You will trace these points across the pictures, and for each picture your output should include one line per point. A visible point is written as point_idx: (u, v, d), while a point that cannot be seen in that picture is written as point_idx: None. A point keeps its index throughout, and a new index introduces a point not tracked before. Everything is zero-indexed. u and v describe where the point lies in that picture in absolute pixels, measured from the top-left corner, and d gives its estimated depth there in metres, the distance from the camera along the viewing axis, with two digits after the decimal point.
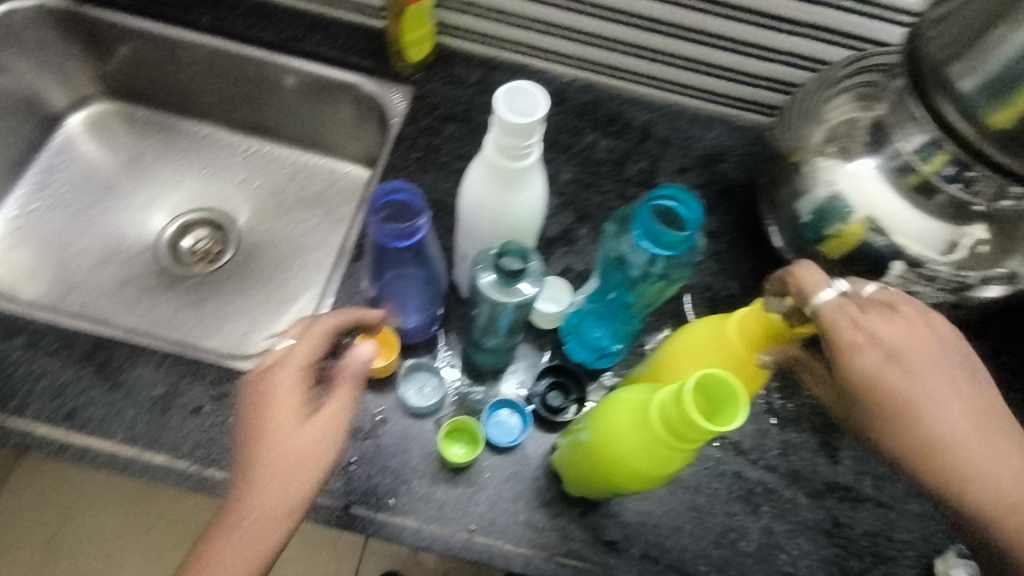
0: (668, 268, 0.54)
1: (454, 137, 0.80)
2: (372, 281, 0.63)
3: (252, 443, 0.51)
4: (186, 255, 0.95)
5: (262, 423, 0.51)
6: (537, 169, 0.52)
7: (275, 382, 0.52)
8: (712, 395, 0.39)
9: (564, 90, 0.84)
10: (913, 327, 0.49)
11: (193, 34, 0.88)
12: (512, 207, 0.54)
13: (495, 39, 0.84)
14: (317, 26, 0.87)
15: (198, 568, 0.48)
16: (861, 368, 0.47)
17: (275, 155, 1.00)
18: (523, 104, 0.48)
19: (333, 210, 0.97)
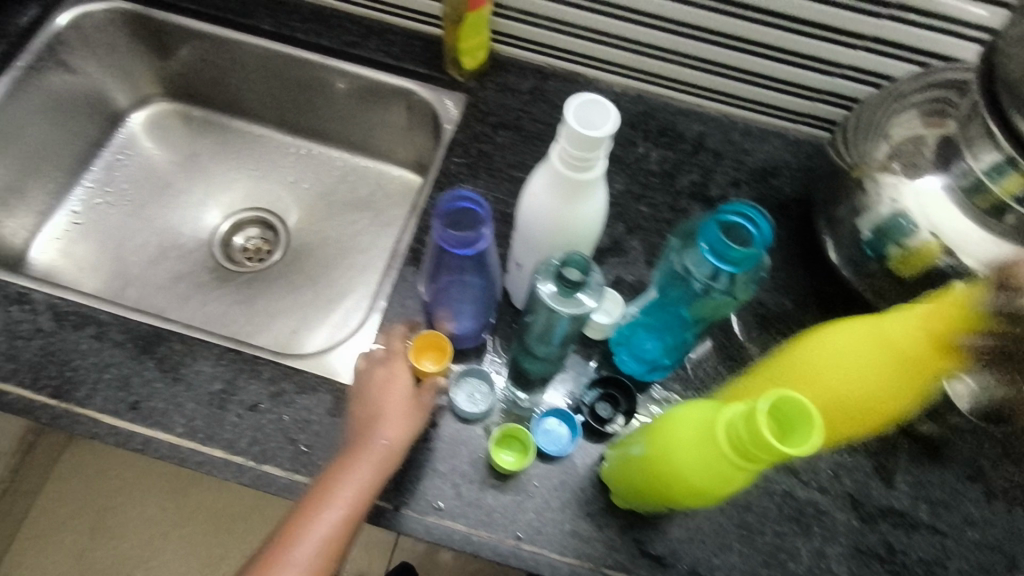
0: (731, 283, 0.53)
1: (507, 145, 0.81)
2: (428, 284, 0.64)
3: (364, 414, 0.59)
4: (237, 253, 0.98)
5: (374, 398, 0.60)
6: (601, 182, 0.52)
7: (388, 366, 0.62)
8: (784, 419, 0.39)
9: (616, 100, 0.85)
10: None
11: (252, 37, 0.89)
12: (572, 218, 0.54)
13: (550, 47, 0.84)
14: (374, 32, 0.87)
15: (301, 520, 0.52)
16: None
17: (326, 158, 1.03)
18: (592, 116, 0.48)
19: (380, 212, 1.00)
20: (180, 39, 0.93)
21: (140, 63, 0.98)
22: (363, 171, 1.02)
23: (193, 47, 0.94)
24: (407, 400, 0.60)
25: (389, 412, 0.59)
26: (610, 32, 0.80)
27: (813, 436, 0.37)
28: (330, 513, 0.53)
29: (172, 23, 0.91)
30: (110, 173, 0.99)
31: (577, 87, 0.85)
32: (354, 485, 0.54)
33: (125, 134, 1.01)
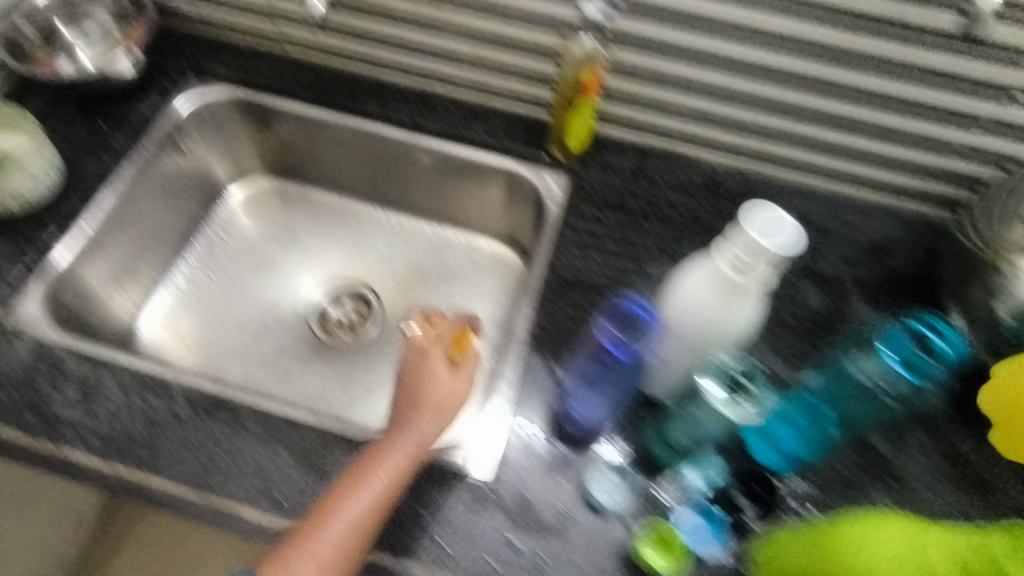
0: (911, 395, 0.58)
1: (614, 224, 0.82)
2: (575, 372, 0.68)
3: (411, 397, 0.64)
4: (334, 326, 0.97)
5: (423, 387, 0.65)
6: (757, 292, 0.60)
7: (431, 356, 0.66)
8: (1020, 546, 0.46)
9: (716, 176, 0.85)
10: None
11: (360, 120, 0.91)
12: (717, 320, 0.60)
13: (648, 129, 0.86)
14: (477, 114, 0.90)
15: (325, 515, 0.57)
16: None
17: (416, 231, 1.04)
18: (773, 232, 0.56)
19: (472, 284, 1.00)
20: (283, 123, 0.94)
21: (241, 143, 0.99)
22: (453, 243, 1.03)
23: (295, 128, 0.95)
24: (455, 387, 0.66)
25: (410, 404, 0.64)
26: (715, 113, 0.81)
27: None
28: (353, 506, 0.58)
29: (279, 106, 0.93)
30: (212, 248, 1.01)
31: (678, 166, 0.86)
32: (389, 470, 0.59)
33: (223, 210, 1.03)
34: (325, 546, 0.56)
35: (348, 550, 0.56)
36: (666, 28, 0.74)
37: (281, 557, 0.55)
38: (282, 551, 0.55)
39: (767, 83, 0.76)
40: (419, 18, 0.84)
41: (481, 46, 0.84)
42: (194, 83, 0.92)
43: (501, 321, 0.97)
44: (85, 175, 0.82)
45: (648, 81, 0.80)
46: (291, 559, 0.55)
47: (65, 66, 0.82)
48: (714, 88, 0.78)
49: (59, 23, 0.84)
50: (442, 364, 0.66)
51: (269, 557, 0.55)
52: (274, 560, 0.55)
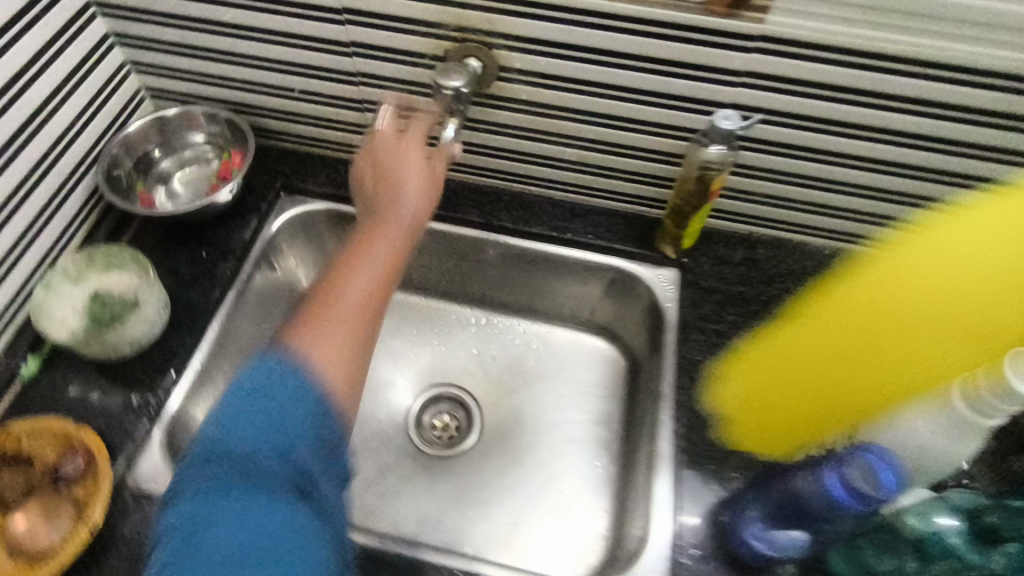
0: None
1: (739, 322, 0.80)
2: (772, 505, 0.62)
3: (365, 185, 0.69)
4: (431, 435, 0.96)
5: (377, 154, 0.69)
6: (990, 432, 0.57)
7: (389, 156, 0.69)
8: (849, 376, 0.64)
9: (829, 263, 0.85)
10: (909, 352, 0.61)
11: (463, 229, 0.87)
12: (901, 426, 0.59)
13: (762, 221, 0.84)
14: (577, 214, 0.88)
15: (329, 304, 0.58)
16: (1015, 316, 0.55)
17: (505, 326, 1.03)
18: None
19: (573, 380, 0.98)
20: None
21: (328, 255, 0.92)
22: (543, 335, 1.02)
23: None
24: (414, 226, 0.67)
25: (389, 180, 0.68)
26: (834, 206, 0.79)
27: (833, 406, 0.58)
28: (344, 310, 0.57)
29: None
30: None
31: (791, 253, 0.86)
32: (380, 257, 0.62)
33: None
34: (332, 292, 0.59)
35: (365, 318, 0.58)
36: (801, 132, 0.70)
37: (310, 318, 0.57)
38: (304, 313, 0.58)
39: (904, 178, 0.73)
40: (527, 126, 0.77)
41: (594, 153, 0.79)
42: (283, 200, 0.88)
43: (606, 417, 0.95)
44: (189, 313, 0.77)
45: (774, 179, 0.77)
46: (321, 310, 0.57)
47: (164, 201, 0.84)
48: (844, 184, 0.75)
49: (154, 151, 0.84)
50: (410, 147, 0.70)
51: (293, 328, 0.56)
52: (303, 322, 0.56)
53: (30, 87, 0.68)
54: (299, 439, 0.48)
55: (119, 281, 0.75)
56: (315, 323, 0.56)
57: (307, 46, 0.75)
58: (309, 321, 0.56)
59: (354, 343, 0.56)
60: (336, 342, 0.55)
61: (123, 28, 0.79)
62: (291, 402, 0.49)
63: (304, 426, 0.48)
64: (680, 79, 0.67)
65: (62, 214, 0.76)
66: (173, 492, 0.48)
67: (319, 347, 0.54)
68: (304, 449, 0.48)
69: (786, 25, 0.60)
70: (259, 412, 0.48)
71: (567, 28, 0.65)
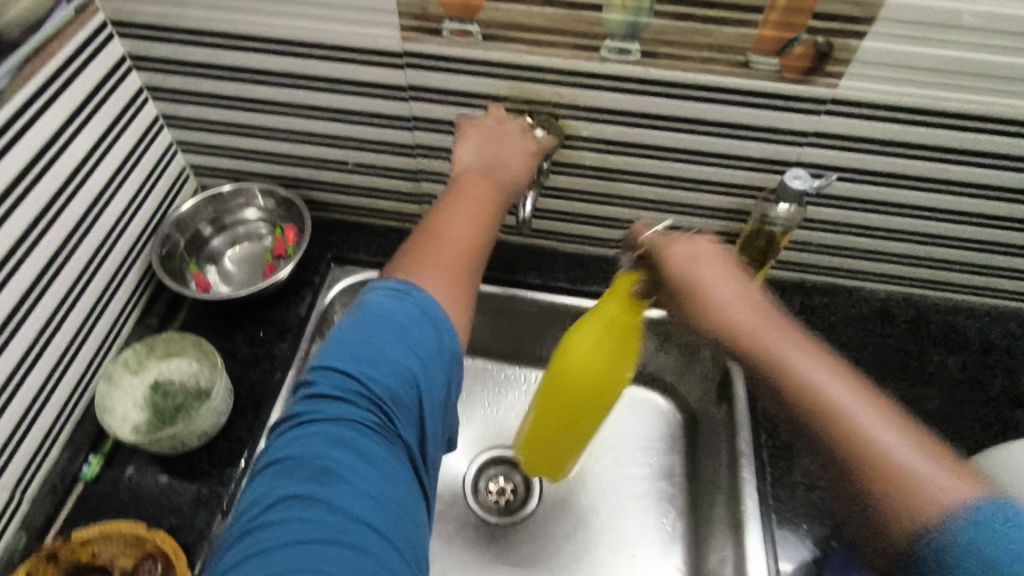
0: None
1: None
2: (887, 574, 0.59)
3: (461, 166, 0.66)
4: (489, 503, 0.91)
5: (471, 143, 0.67)
6: None
7: (487, 140, 0.67)
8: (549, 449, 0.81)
9: (885, 306, 0.86)
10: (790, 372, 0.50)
11: (520, 291, 0.87)
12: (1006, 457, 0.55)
13: (817, 268, 0.85)
14: None
15: (429, 258, 0.57)
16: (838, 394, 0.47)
17: None
18: None
19: (631, 437, 0.95)
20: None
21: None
22: None
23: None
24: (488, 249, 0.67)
25: (483, 150, 0.66)
26: (890, 251, 0.80)
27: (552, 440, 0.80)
28: (444, 249, 0.58)
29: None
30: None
31: (846, 298, 0.86)
32: (473, 207, 0.62)
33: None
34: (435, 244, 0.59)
35: (465, 257, 0.59)
36: (864, 184, 0.71)
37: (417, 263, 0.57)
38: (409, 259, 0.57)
39: (961, 224, 0.74)
40: (590, 189, 0.77)
41: (656, 212, 0.78)
42: (334, 271, 0.87)
43: (667, 471, 0.92)
44: (251, 394, 0.74)
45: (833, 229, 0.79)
46: (428, 253, 0.57)
47: (216, 282, 0.82)
48: (901, 230, 0.77)
49: (206, 229, 0.83)
50: (514, 129, 0.67)
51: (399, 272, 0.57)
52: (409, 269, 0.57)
53: (85, 181, 0.68)
54: (417, 361, 0.50)
55: (182, 368, 0.72)
56: (418, 263, 0.57)
57: (365, 122, 0.74)
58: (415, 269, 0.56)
59: (457, 258, 0.58)
60: (440, 280, 0.56)
61: (172, 110, 0.78)
62: (411, 329, 0.51)
63: (419, 372, 0.50)
64: (747, 140, 0.68)
65: (115, 300, 0.75)
66: (293, 416, 0.48)
67: (430, 283, 0.55)
68: (420, 381, 0.49)
69: (857, 90, 0.61)
70: (383, 322, 0.50)
71: (638, 99, 0.65)
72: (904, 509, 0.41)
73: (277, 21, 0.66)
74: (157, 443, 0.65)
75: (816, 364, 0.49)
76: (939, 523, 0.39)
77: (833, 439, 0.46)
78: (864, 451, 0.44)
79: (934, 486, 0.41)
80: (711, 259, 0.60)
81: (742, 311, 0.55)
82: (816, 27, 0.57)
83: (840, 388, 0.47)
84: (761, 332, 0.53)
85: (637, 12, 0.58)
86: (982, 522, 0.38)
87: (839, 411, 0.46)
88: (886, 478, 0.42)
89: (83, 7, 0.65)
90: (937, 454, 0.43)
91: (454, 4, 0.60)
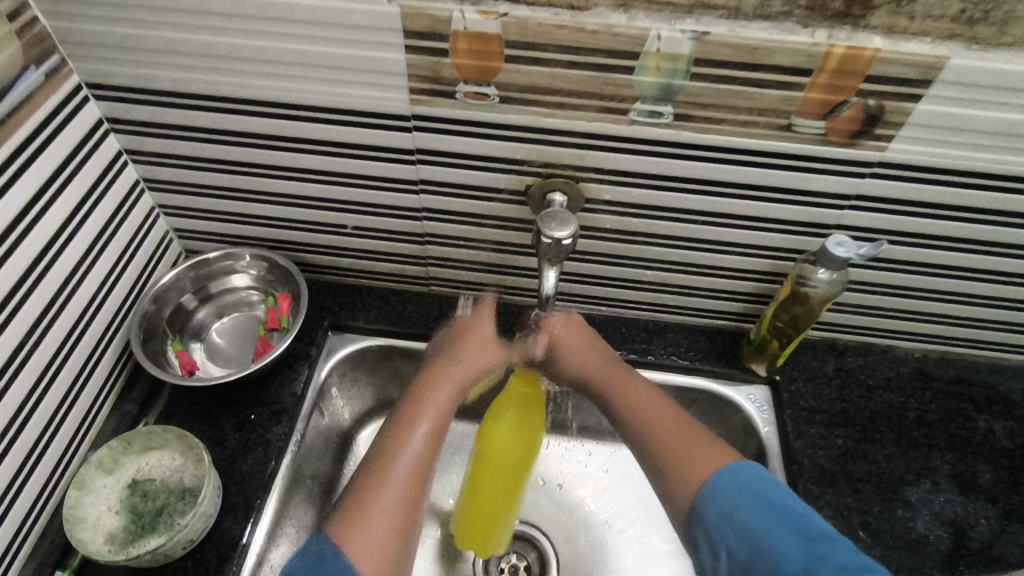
0: None
1: (851, 447, 0.72)
2: None
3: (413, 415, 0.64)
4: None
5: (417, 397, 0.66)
6: None
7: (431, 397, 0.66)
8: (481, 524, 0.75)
9: (922, 367, 0.78)
10: (628, 391, 0.65)
11: None
12: None
13: (852, 327, 0.77)
14: (654, 330, 0.79)
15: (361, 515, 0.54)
16: (636, 409, 0.63)
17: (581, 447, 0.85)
18: None
19: (658, 509, 0.81)
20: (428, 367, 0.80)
21: (379, 389, 0.82)
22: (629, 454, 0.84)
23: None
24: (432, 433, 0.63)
25: None
26: (925, 310, 0.73)
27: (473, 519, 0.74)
28: (382, 513, 0.55)
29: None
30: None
31: (882, 359, 0.79)
32: (408, 456, 0.60)
33: (352, 461, 0.81)
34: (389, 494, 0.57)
35: (403, 521, 0.55)
36: (908, 247, 0.65)
37: (356, 518, 0.54)
38: (354, 511, 0.55)
39: (1007, 285, 0.68)
40: (609, 252, 0.70)
41: (678, 274, 0.72)
42: (332, 338, 0.78)
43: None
44: (241, 490, 0.66)
45: (876, 288, 0.71)
46: (374, 500, 0.56)
47: (204, 360, 0.75)
48: (946, 292, 0.70)
49: (190, 301, 0.76)
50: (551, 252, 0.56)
51: (343, 526, 0.54)
52: (351, 529, 0.53)
53: (58, 259, 0.61)
54: None
55: (163, 464, 0.66)
56: (352, 520, 0.54)
57: (364, 185, 0.68)
58: (357, 536, 0.53)
59: (403, 519, 0.56)
60: (379, 545, 0.53)
61: (153, 173, 0.71)
62: None
63: None
64: (784, 205, 0.62)
65: (89, 387, 0.67)
66: None
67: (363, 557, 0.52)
68: None
69: (908, 153, 0.56)
70: None
71: (668, 162, 0.60)
72: (688, 479, 0.55)
73: (272, 83, 0.60)
74: (135, 561, 0.58)
75: (645, 396, 0.64)
76: (699, 485, 0.53)
77: (652, 436, 0.60)
78: (661, 444, 0.59)
79: (701, 460, 0.55)
80: (583, 336, 0.71)
81: (594, 357, 0.69)
82: (868, 90, 0.52)
83: (642, 405, 0.63)
84: (605, 374, 0.68)
85: (671, 74, 0.53)
86: (725, 486, 0.52)
87: (653, 420, 0.61)
88: (679, 461, 0.56)
89: (56, 70, 0.59)
90: (703, 443, 0.57)
91: (471, 66, 0.55)
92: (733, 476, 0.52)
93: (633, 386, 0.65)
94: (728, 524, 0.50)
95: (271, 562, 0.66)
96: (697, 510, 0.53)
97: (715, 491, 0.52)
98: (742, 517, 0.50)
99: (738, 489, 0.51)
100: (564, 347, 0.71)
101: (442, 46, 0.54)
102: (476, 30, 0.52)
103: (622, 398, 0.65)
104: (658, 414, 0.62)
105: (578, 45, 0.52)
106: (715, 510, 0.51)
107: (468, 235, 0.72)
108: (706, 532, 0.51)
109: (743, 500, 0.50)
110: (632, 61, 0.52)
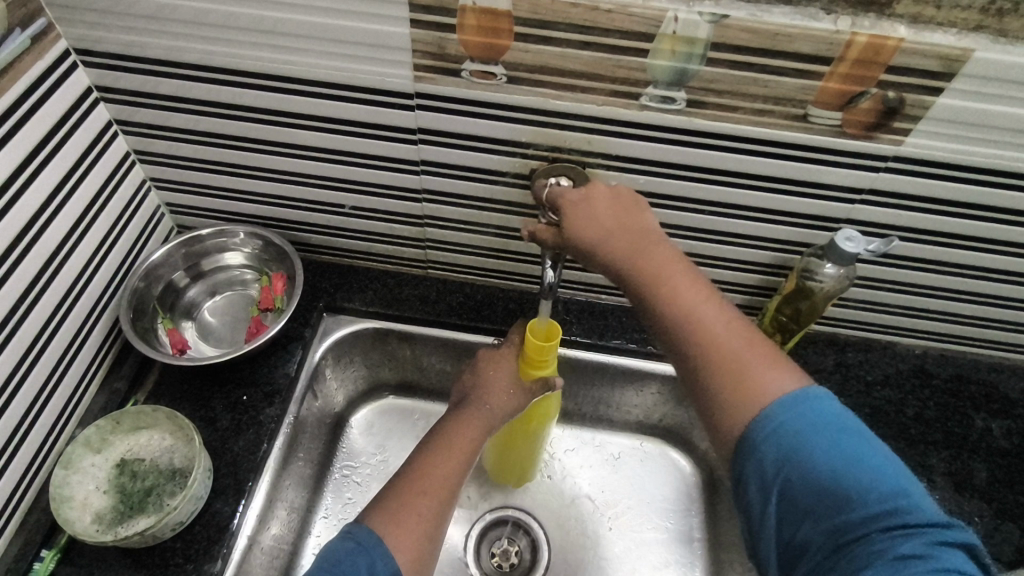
0: None
1: None
2: None
3: (464, 402, 0.64)
4: (487, 564, 0.77)
5: (473, 382, 0.65)
6: None
7: (485, 375, 0.65)
8: (521, 473, 0.78)
9: (922, 364, 0.77)
10: (665, 278, 0.51)
11: None
12: None
13: (855, 322, 0.76)
14: None
15: (401, 497, 0.55)
16: (676, 299, 0.51)
17: (573, 435, 0.84)
18: None
19: (649, 497, 0.80)
20: (425, 351, 0.79)
21: (372, 372, 0.81)
22: (623, 443, 0.84)
23: (440, 357, 0.79)
24: (506, 417, 0.63)
25: (501, 384, 0.64)
26: (930, 307, 0.72)
27: (511, 471, 0.78)
28: (417, 494, 0.55)
29: (430, 336, 0.77)
30: (343, 494, 0.77)
31: (882, 355, 0.77)
32: (450, 438, 0.60)
33: (344, 444, 0.80)
34: (440, 481, 0.57)
35: (441, 501, 0.56)
36: (917, 244, 0.64)
37: (404, 505, 0.54)
38: (403, 497, 0.55)
39: (1013, 284, 0.67)
40: None
41: None
42: (327, 320, 0.77)
43: (686, 536, 0.78)
44: (232, 472, 0.65)
45: (880, 284, 0.70)
46: (430, 489, 0.56)
47: (195, 339, 0.73)
48: (951, 290, 0.69)
49: (181, 279, 0.74)
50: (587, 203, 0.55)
51: (389, 508, 0.54)
52: (397, 515, 0.54)
53: (44, 233, 0.58)
54: None
55: (153, 444, 0.65)
56: (396, 503, 0.55)
57: (363, 164, 0.66)
58: (402, 527, 0.53)
59: (444, 499, 0.56)
60: (414, 530, 0.53)
61: (145, 145, 0.68)
62: None
63: None
64: (793, 197, 0.61)
65: (75, 364, 0.65)
66: None
67: (402, 538, 0.52)
68: None
69: (922, 148, 0.55)
70: None
71: (678, 149, 0.58)
72: (746, 405, 0.46)
73: (271, 55, 0.57)
74: (122, 543, 0.57)
75: (689, 288, 0.51)
76: (763, 411, 0.45)
77: (699, 340, 0.49)
78: (711, 356, 0.48)
79: (768, 384, 0.46)
80: (625, 202, 0.55)
81: (623, 234, 0.53)
82: (888, 81, 0.50)
83: (690, 296, 0.51)
84: (642, 254, 0.53)
85: (686, 59, 0.51)
86: (792, 415, 0.44)
87: (700, 319, 0.50)
88: (733, 381, 0.47)
89: (43, 34, 0.56)
90: (764, 356, 0.48)
91: (478, 43, 0.53)
92: (798, 408, 0.45)
93: (672, 272, 0.52)
94: (793, 465, 0.43)
95: (261, 544, 0.65)
96: (755, 438, 0.45)
97: (779, 426, 0.45)
98: (813, 460, 0.43)
99: (816, 436, 0.44)
100: (589, 223, 0.54)
101: (448, 21, 0.52)
102: (486, 5, 0.50)
103: (654, 284, 0.52)
104: (709, 310, 0.50)
105: (591, 25, 0.50)
106: (779, 453, 0.44)
107: (469, 218, 0.70)
108: (760, 468, 0.44)
109: (822, 450, 0.43)
110: (647, 44, 0.51)
